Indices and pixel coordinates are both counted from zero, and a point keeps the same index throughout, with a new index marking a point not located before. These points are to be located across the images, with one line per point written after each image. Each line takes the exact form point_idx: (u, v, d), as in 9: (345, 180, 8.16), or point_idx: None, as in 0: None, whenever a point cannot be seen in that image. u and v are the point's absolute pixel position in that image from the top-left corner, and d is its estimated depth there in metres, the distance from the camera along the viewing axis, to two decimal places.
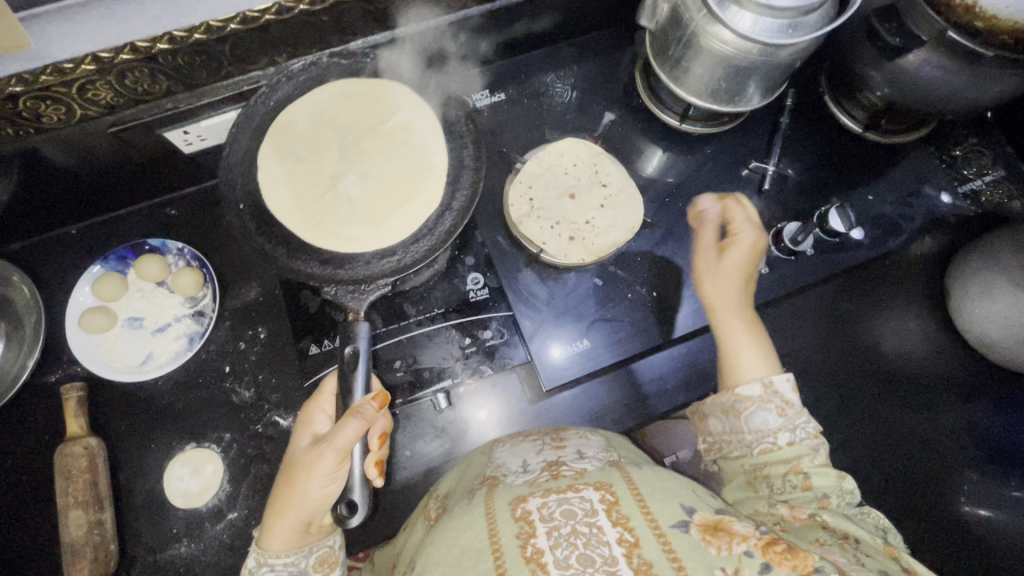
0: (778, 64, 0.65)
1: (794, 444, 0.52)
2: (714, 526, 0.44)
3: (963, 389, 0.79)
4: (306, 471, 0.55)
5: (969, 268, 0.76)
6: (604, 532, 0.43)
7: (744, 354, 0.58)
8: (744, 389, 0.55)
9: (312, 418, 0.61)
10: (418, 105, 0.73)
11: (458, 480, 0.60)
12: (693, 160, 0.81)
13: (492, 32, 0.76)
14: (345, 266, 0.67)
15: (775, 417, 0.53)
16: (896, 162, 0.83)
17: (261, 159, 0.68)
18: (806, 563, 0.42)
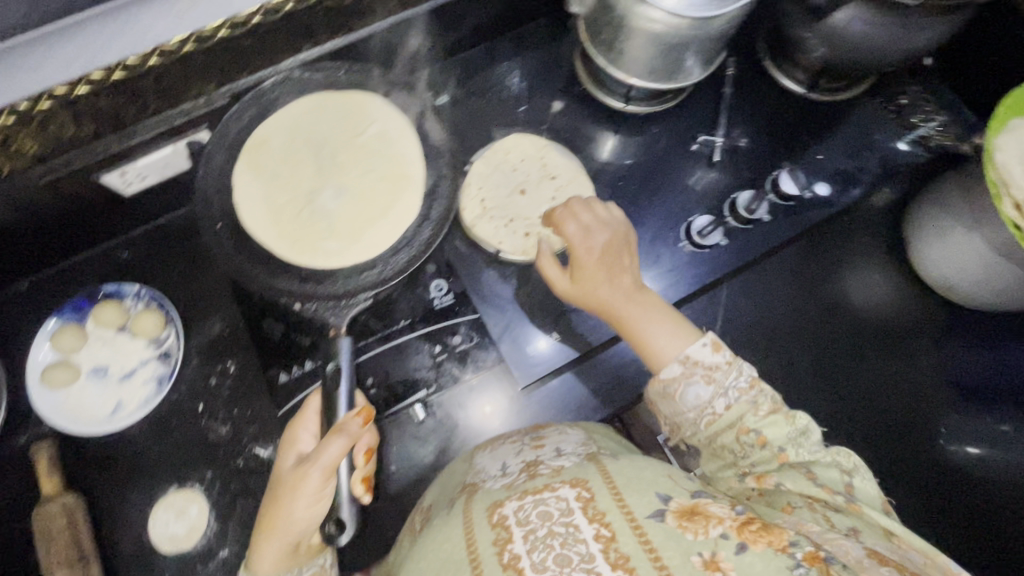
0: (711, 35, 0.64)
1: (731, 406, 0.54)
2: (690, 511, 0.46)
3: (934, 333, 0.81)
4: (291, 492, 0.54)
5: (923, 215, 0.77)
6: (581, 529, 0.44)
7: (659, 337, 0.59)
8: (667, 372, 0.57)
9: (295, 437, 0.61)
10: (395, 116, 0.74)
11: (441, 490, 0.61)
12: (643, 140, 0.81)
13: (425, 35, 0.75)
14: (323, 281, 0.67)
15: (705, 387, 0.55)
16: (842, 118, 0.84)
17: (234, 176, 0.69)
18: (781, 539, 0.43)
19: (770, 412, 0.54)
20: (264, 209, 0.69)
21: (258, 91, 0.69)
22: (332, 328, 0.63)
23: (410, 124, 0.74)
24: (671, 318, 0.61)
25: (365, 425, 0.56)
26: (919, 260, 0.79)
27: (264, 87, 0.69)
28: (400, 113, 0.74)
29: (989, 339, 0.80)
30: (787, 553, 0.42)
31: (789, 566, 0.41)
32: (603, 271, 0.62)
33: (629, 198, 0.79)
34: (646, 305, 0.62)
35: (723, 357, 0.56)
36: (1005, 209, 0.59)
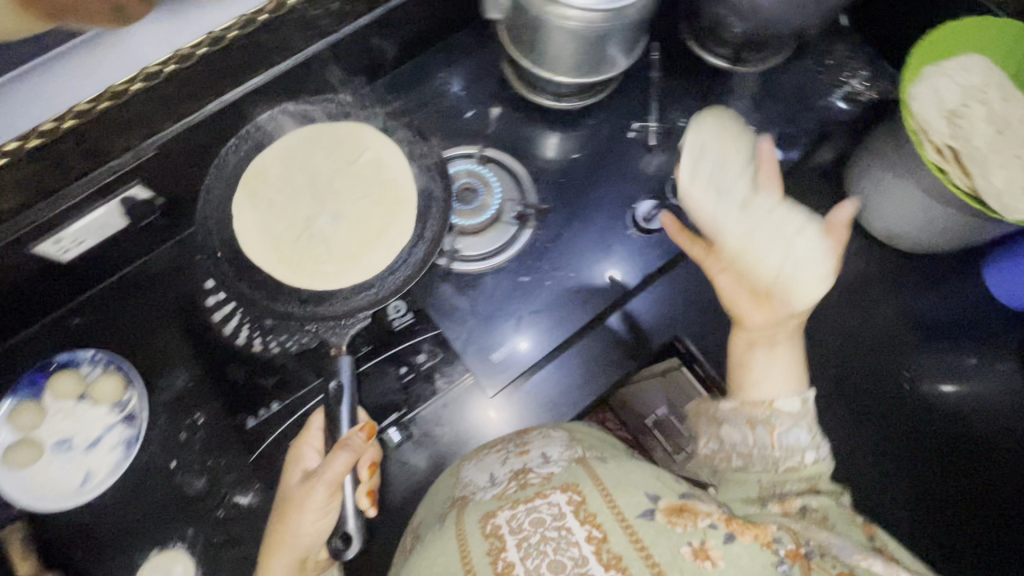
0: (629, 22, 0.65)
1: (818, 462, 0.52)
2: (678, 508, 0.48)
3: (892, 281, 0.83)
4: (298, 508, 0.56)
5: (863, 167, 0.78)
6: (573, 532, 0.47)
7: (761, 373, 0.56)
8: (781, 403, 0.53)
9: (302, 452, 0.61)
10: (386, 144, 0.73)
11: (430, 505, 0.62)
12: (583, 132, 0.81)
13: (350, 59, 0.74)
14: (322, 303, 0.66)
15: (803, 433, 0.53)
16: (771, 87, 0.85)
17: (233, 205, 0.69)
18: (766, 533, 0.46)
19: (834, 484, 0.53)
20: (262, 235, 0.69)
21: (258, 129, 0.71)
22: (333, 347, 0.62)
23: (402, 149, 0.73)
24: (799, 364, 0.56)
25: (368, 440, 0.57)
26: (866, 212, 0.81)
27: (261, 121, 0.70)
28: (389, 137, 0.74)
29: (943, 281, 0.82)
30: (771, 549, 0.45)
31: (774, 563, 0.44)
32: (748, 298, 0.59)
33: (572, 192, 0.78)
34: (785, 346, 0.57)
35: (806, 423, 0.53)
36: (928, 152, 0.62)
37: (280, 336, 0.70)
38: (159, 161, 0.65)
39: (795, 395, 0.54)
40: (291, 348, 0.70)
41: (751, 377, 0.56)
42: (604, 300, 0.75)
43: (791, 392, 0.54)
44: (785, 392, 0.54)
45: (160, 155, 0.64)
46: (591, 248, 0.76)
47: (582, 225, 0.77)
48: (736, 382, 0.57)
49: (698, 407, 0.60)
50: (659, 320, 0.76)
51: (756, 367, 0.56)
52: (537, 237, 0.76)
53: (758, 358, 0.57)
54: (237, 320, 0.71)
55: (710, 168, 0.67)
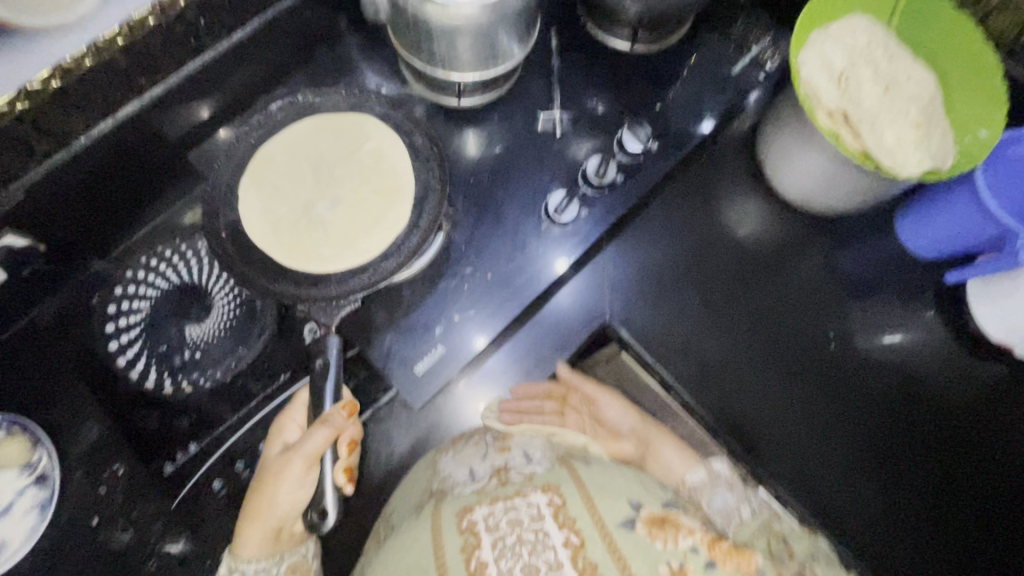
0: (513, 13, 0.64)
1: (755, 513, 0.62)
2: (660, 520, 0.53)
3: (811, 244, 0.84)
4: (276, 478, 0.59)
5: (771, 136, 0.79)
6: (550, 535, 0.52)
7: (667, 458, 0.70)
8: (691, 478, 0.68)
9: (283, 427, 0.65)
10: (389, 134, 0.71)
11: (406, 494, 0.67)
12: (490, 128, 0.79)
13: (232, 77, 0.70)
14: (317, 284, 0.64)
15: (728, 493, 0.65)
16: (680, 63, 0.84)
17: (238, 189, 0.67)
18: (747, 561, 0.51)
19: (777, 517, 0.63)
20: (263, 218, 0.67)
21: (267, 119, 0.70)
22: (324, 328, 0.62)
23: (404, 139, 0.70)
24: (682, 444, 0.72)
25: (349, 418, 0.59)
26: (777, 181, 0.82)
27: (270, 111, 0.70)
28: (389, 125, 0.71)
29: (858, 239, 0.84)
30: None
31: None
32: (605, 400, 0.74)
33: (483, 192, 0.76)
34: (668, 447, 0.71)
35: (710, 480, 0.67)
36: (819, 118, 0.63)
37: (192, 374, 0.69)
38: (33, 204, 0.61)
39: (702, 467, 0.69)
40: (205, 385, 0.70)
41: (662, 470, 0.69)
42: (524, 298, 0.74)
43: (698, 466, 0.69)
44: (693, 468, 0.69)
45: (33, 197, 0.60)
46: (510, 245, 0.75)
47: (497, 224, 0.75)
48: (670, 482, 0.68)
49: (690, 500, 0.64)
50: (582, 315, 0.79)
51: (665, 459, 0.70)
52: (452, 240, 0.74)
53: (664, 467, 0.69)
54: (142, 361, 0.68)
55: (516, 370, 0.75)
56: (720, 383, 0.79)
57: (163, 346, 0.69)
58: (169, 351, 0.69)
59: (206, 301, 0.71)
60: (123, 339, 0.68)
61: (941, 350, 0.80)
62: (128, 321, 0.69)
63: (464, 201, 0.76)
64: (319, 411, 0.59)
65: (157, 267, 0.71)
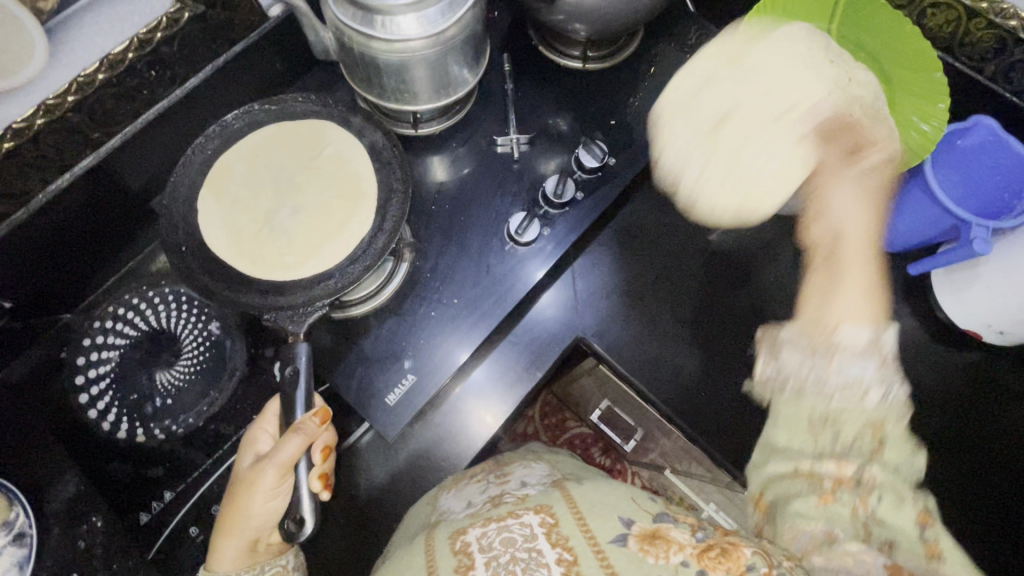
0: (458, 41, 0.65)
1: (882, 402, 0.48)
2: (651, 535, 0.47)
3: (777, 244, 0.85)
4: (248, 489, 0.57)
5: None
6: (544, 553, 0.46)
7: (845, 301, 0.52)
8: (845, 333, 0.51)
9: (254, 437, 0.62)
10: (349, 139, 0.71)
11: (404, 529, 0.64)
12: (450, 153, 0.80)
13: (191, 126, 0.71)
14: (284, 292, 0.63)
15: (871, 368, 0.49)
16: (634, 77, 0.85)
17: (198, 202, 0.66)
18: (740, 563, 0.44)
19: (899, 435, 0.48)
20: (223, 230, 0.66)
21: (223, 129, 0.69)
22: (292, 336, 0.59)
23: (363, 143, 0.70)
24: (875, 286, 0.52)
25: (321, 425, 0.58)
26: None
27: (227, 121, 0.69)
28: (350, 133, 0.71)
29: None
30: None
31: None
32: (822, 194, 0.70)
33: (445, 219, 0.77)
34: (854, 264, 0.53)
35: (877, 357, 0.50)
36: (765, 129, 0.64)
37: (163, 422, 0.69)
38: None
39: (870, 326, 0.51)
40: (178, 432, 0.69)
41: (823, 298, 0.53)
42: (494, 319, 0.74)
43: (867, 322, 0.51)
44: (858, 321, 0.51)
45: None
46: (475, 268, 0.75)
47: (462, 247, 0.76)
48: (802, 307, 0.54)
49: (762, 337, 0.58)
50: (556, 331, 0.79)
51: (839, 302, 0.52)
52: (417, 268, 0.75)
53: (832, 285, 0.53)
54: (114, 413, 0.68)
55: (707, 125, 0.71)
56: (696, 389, 0.79)
57: (134, 395, 0.69)
58: (140, 401, 0.69)
59: (175, 347, 0.71)
60: (93, 391, 0.68)
61: (917, 342, 0.80)
62: (99, 372, 0.69)
63: (428, 227, 0.77)
64: (291, 420, 0.57)
65: (126, 316, 0.71)
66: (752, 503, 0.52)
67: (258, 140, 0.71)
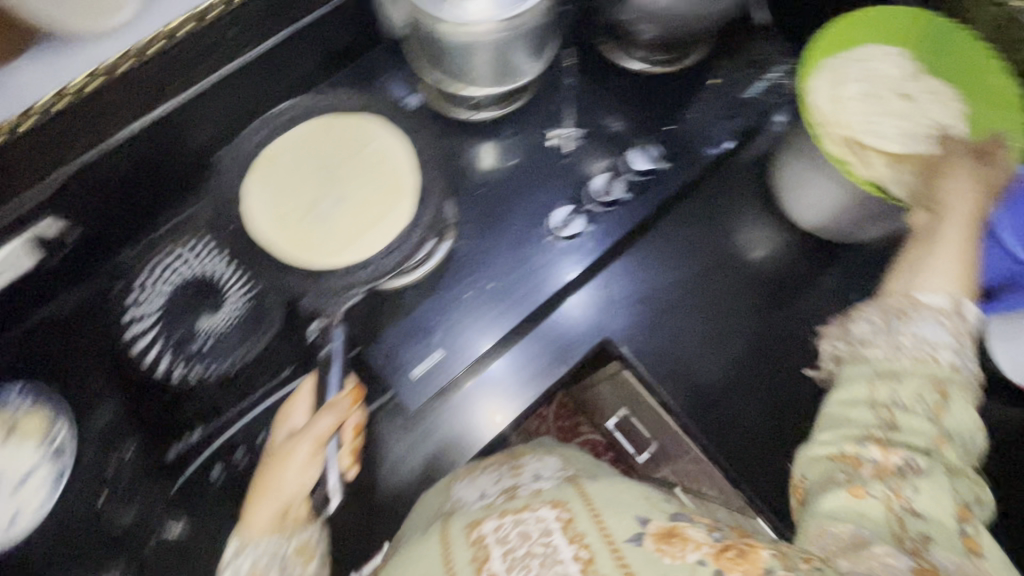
0: (526, 28, 0.65)
1: (956, 365, 0.46)
2: (669, 534, 0.44)
3: (823, 272, 0.82)
4: (284, 460, 0.58)
5: (783, 163, 0.78)
6: (560, 549, 0.45)
7: (933, 270, 0.51)
8: (924, 297, 0.50)
9: (290, 415, 0.63)
10: (394, 134, 0.72)
11: (417, 517, 0.65)
12: (502, 142, 0.81)
13: (259, 87, 0.74)
14: (321, 279, 0.66)
15: (944, 332, 0.47)
16: (695, 87, 0.85)
17: (241, 188, 0.69)
18: (757, 566, 0.41)
19: (961, 396, 0.46)
20: (269, 215, 0.69)
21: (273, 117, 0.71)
22: (327, 318, 0.65)
23: (408, 138, 0.72)
24: (967, 262, 0.51)
25: (354, 405, 0.60)
26: (791, 210, 0.81)
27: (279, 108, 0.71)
28: (394, 129, 0.72)
29: (873, 270, 0.82)
30: None
31: None
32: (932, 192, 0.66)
33: (489, 206, 0.78)
34: (949, 240, 0.53)
35: (950, 325, 0.48)
36: (829, 144, 0.63)
37: (200, 364, 0.72)
38: (66, 196, 0.64)
39: (947, 294, 0.50)
40: (211, 376, 0.72)
41: (910, 272, 0.52)
42: (524, 308, 0.76)
43: (944, 291, 0.50)
44: (935, 288, 0.50)
45: (67, 188, 0.64)
46: (512, 257, 0.76)
47: (502, 235, 0.77)
48: (889, 283, 0.53)
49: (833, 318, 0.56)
50: (585, 327, 0.78)
51: (929, 273, 0.51)
52: (456, 248, 0.76)
53: (922, 259, 0.52)
54: (157, 348, 0.71)
55: (898, 72, 0.68)
56: (719, 407, 0.77)
57: (178, 334, 0.72)
58: (183, 339, 0.72)
59: (218, 293, 0.74)
60: (141, 326, 0.72)
61: None
62: (148, 309, 0.73)
63: (472, 211, 0.78)
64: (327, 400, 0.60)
65: (175, 260, 0.75)
66: (794, 493, 0.49)
67: (308, 122, 0.73)
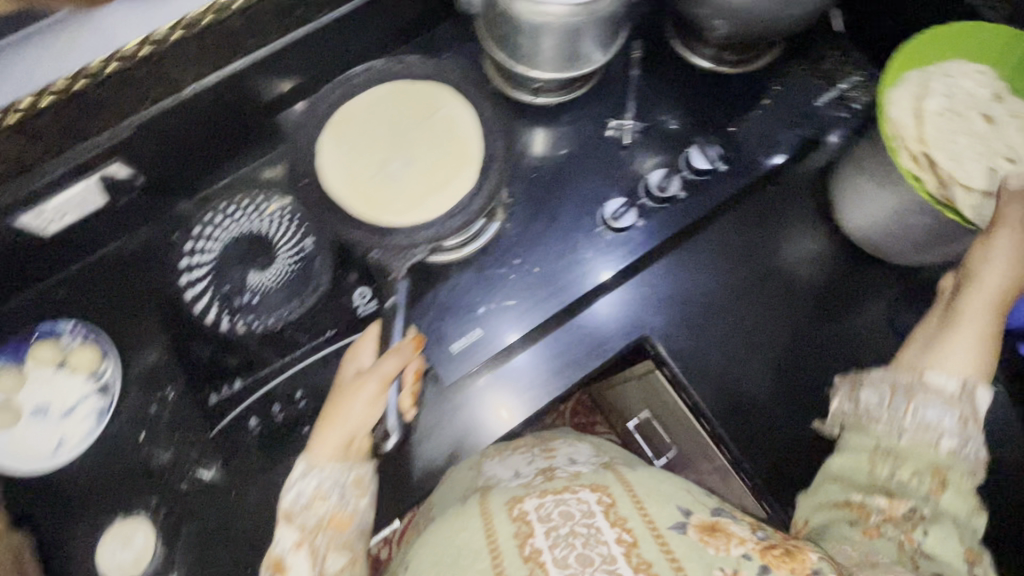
0: (602, 15, 0.65)
1: (954, 452, 0.50)
2: (711, 527, 0.46)
3: (875, 292, 0.80)
4: (353, 392, 0.59)
5: (845, 175, 0.75)
6: (602, 531, 0.45)
7: (949, 354, 0.54)
8: (935, 379, 0.53)
9: (358, 353, 0.64)
10: (462, 102, 0.73)
11: (448, 491, 0.65)
12: (560, 128, 0.81)
13: (329, 52, 0.75)
14: (390, 234, 0.66)
15: (949, 418, 0.51)
16: (761, 90, 0.83)
17: (319, 145, 0.71)
18: (805, 565, 0.42)
19: (963, 484, 0.49)
20: (343, 172, 0.71)
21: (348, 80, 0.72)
22: (394, 275, 0.65)
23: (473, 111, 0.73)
24: (987, 345, 0.53)
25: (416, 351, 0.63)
26: (850, 223, 0.78)
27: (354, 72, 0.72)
28: (462, 98, 0.73)
29: (928, 295, 0.79)
30: None
31: None
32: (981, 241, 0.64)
33: (540, 190, 0.78)
34: (970, 320, 0.55)
35: (957, 412, 0.51)
36: (904, 158, 0.62)
37: (247, 317, 0.73)
38: (137, 142, 0.67)
39: (960, 377, 0.52)
40: (256, 330, 0.73)
41: (925, 352, 0.55)
42: (566, 297, 0.75)
43: (955, 377, 0.52)
44: (949, 370, 0.53)
45: (139, 134, 0.66)
46: (559, 245, 0.76)
47: (551, 222, 0.77)
48: (905, 356, 0.57)
49: (846, 374, 0.60)
50: (625, 320, 0.77)
51: (944, 358, 0.54)
52: (505, 230, 0.76)
53: (940, 340, 0.55)
54: (207, 298, 0.73)
55: (984, 96, 0.65)
56: (754, 417, 0.76)
57: (227, 286, 0.74)
58: (232, 292, 0.74)
59: (271, 250, 0.76)
60: (194, 275, 0.74)
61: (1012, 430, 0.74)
62: (202, 259, 0.75)
63: (524, 195, 0.78)
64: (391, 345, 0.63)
65: (231, 215, 0.77)
66: (795, 532, 0.55)
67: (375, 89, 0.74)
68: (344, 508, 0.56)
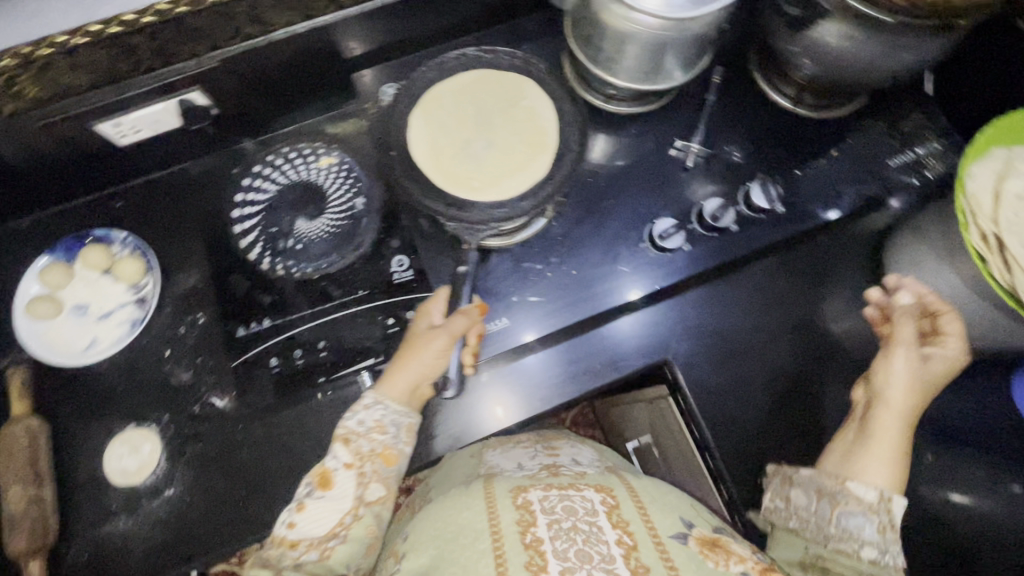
0: (692, 34, 0.64)
1: (877, 561, 0.54)
2: (712, 542, 0.48)
3: None
4: (423, 344, 0.64)
5: (901, 242, 0.73)
6: (604, 531, 0.46)
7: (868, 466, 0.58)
8: (854, 486, 0.57)
9: (430, 308, 0.68)
10: (544, 95, 0.74)
11: (447, 479, 0.65)
12: (625, 139, 0.80)
13: (416, 23, 0.77)
14: (466, 209, 0.68)
15: (868, 525, 0.56)
16: (834, 140, 0.81)
17: (409, 118, 0.73)
18: None
19: None
20: (427, 145, 0.72)
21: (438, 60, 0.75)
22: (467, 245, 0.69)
23: (551, 104, 0.74)
24: (897, 457, 0.59)
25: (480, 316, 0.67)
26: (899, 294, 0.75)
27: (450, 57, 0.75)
28: (543, 90, 0.74)
29: None
30: None
31: None
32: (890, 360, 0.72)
33: (592, 197, 0.78)
34: (883, 432, 0.60)
35: (877, 518, 0.56)
36: (973, 235, 0.59)
37: (288, 261, 0.76)
38: (221, 72, 0.68)
39: (878, 487, 0.57)
40: (294, 274, 0.76)
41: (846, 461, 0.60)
42: (597, 305, 0.75)
43: (876, 486, 0.57)
44: (869, 480, 0.57)
45: (225, 65, 0.67)
46: (601, 253, 0.76)
47: (597, 229, 0.77)
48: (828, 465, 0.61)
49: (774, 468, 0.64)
50: (651, 339, 0.76)
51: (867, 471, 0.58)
52: (550, 227, 0.77)
53: (858, 451, 0.60)
54: (254, 236, 0.76)
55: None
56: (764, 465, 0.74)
57: (275, 228, 0.77)
58: (278, 235, 0.76)
59: (322, 202, 0.78)
60: (246, 212, 0.77)
61: None
62: (257, 198, 0.78)
63: (576, 198, 0.78)
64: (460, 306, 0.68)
65: (291, 161, 0.80)
66: None
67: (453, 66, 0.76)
68: (393, 446, 0.62)
